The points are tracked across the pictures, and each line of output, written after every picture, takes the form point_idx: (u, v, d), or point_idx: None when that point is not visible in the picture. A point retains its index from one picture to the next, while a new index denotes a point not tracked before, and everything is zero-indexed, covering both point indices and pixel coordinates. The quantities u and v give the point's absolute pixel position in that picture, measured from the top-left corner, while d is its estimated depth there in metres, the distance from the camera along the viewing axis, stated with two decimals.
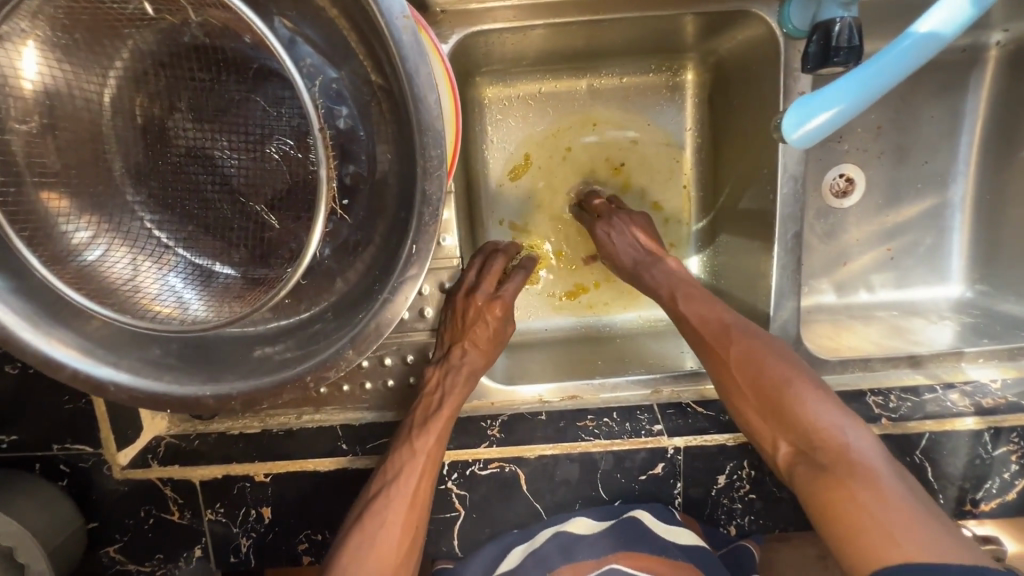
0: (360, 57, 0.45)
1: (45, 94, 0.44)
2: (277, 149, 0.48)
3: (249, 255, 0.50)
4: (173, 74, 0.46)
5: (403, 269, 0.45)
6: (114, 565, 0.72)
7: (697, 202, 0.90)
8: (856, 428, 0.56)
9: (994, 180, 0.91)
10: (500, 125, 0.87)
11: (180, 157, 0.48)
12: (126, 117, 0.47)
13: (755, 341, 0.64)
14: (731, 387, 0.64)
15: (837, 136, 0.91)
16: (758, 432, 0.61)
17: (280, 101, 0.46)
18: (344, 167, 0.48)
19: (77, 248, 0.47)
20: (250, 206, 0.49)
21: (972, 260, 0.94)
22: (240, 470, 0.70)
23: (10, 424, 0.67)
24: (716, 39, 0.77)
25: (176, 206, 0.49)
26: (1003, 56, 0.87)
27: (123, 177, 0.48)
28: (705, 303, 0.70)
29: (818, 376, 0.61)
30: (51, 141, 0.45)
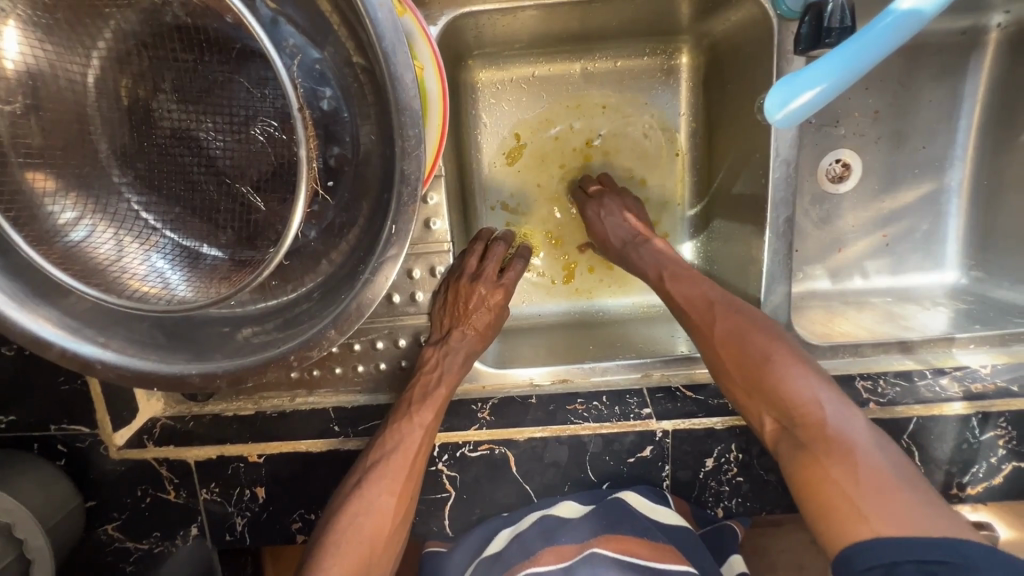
0: (341, 36, 0.44)
1: (28, 75, 0.44)
2: (261, 131, 0.48)
3: (236, 237, 0.51)
4: (157, 55, 0.46)
5: (385, 251, 0.46)
6: (112, 543, 0.73)
7: (691, 187, 0.90)
8: (837, 401, 0.57)
9: (992, 164, 0.90)
10: (494, 109, 0.86)
11: (165, 139, 0.48)
12: (111, 98, 0.47)
13: (738, 317, 0.65)
14: (714, 363, 0.65)
15: (835, 120, 0.90)
16: (745, 408, 0.63)
17: (263, 82, 0.46)
18: (330, 149, 0.49)
19: (64, 228, 0.47)
20: (235, 187, 0.49)
21: (968, 246, 0.94)
22: (234, 450, 0.71)
23: (9, 405, 0.68)
24: (711, 20, 0.76)
25: (162, 188, 0.49)
26: (1003, 39, 0.86)
27: (109, 158, 0.48)
28: (690, 282, 0.71)
29: (803, 351, 0.61)
30: (35, 122, 0.45)
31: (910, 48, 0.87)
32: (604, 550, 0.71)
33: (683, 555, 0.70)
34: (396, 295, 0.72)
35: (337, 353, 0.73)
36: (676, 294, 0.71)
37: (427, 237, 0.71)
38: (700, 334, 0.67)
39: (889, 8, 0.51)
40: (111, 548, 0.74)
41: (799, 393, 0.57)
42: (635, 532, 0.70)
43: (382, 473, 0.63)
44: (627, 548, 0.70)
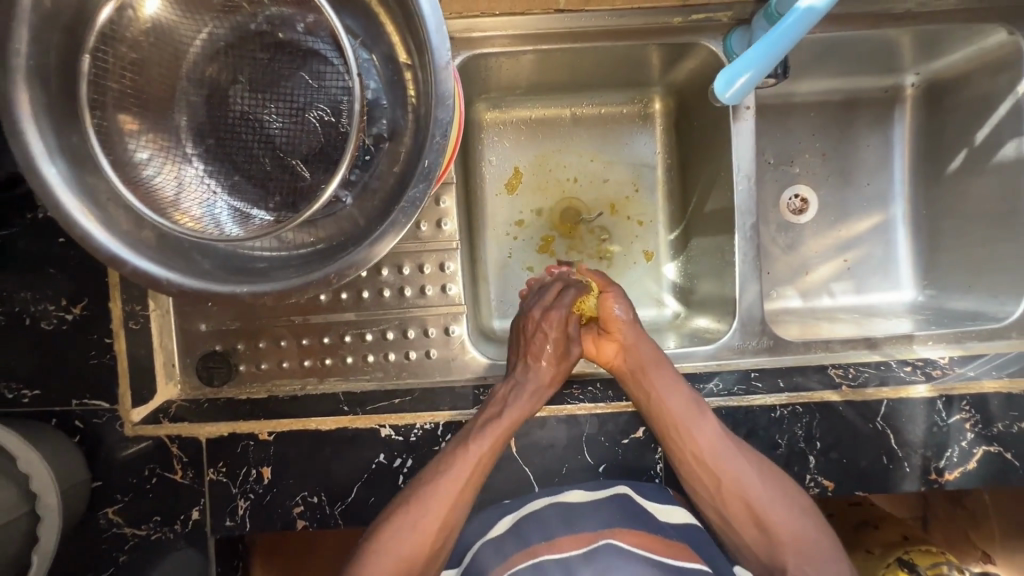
0: (389, 38, 0.57)
1: (139, 55, 0.55)
2: (315, 115, 0.59)
3: (283, 203, 0.60)
4: (239, 54, 0.58)
5: (416, 189, 0.54)
6: (110, 529, 0.73)
7: (669, 214, 1.02)
8: (807, 524, 0.66)
9: (928, 197, 1.04)
10: (497, 145, 1.01)
11: (235, 119, 0.59)
12: (197, 83, 0.58)
13: (726, 443, 0.69)
14: (723, 500, 0.69)
15: (789, 160, 1.06)
16: (731, 526, 0.70)
17: (322, 78, 0.58)
18: (370, 132, 0.59)
19: (143, 172, 0.57)
20: (287, 159, 0.59)
21: (919, 268, 1.05)
22: (244, 428, 0.74)
23: (37, 378, 0.72)
24: (674, 71, 0.91)
25: (227, 157, 0.59)
26: (919, 94, 1.01)
27: (186, 130, 0.58)
28: (674, 396, 0.71)
29: (780, 472, 0.69)
30: (139, 93, 0.56)
31: (844, 103, 1.04)
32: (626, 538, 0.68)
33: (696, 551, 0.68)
34: (407, 289, 0.81)
35: (349, 342, 0.81)
36: (676, 420, 0.70)
37: (438, 236, 0.81)
38: (693, 469, 0.70)
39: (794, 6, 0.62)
40: (108, 534, 0.73)
41: (787, 522, 0.66)
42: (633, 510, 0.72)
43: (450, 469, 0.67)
44: (648, 540, 0.68)
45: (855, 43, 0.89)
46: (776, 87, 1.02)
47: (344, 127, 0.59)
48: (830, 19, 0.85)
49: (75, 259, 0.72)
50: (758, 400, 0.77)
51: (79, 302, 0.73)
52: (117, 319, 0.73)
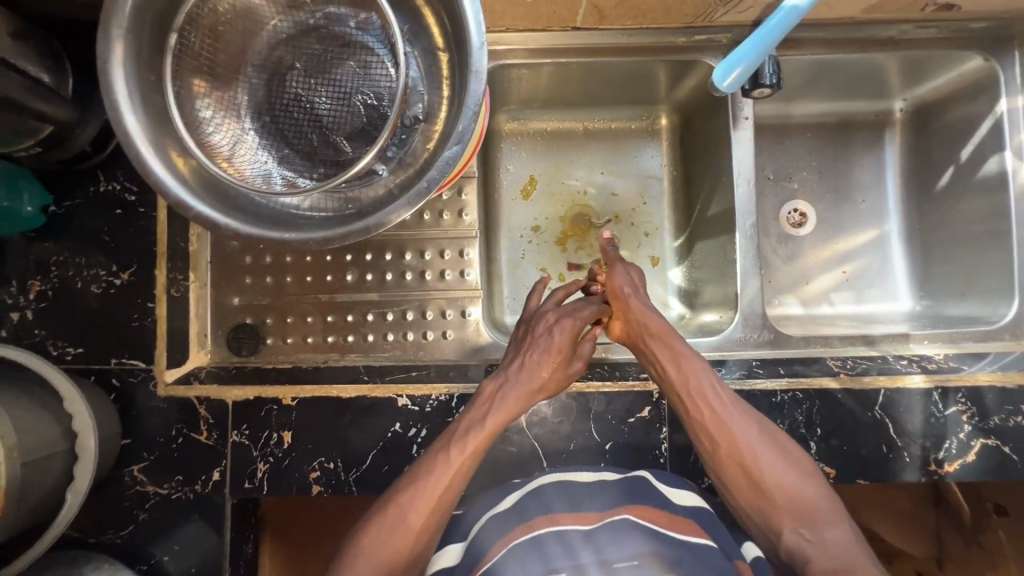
0: (431, 35, 0.66)
1: (216, 38, 0.64)
2: (360, 98, 0.66)
3: (325, 174, 0.66)
4: (301, 44, 0.67)
5: (450, 151, 0.60)
6: (134, 486, 0.76)
7: (674, 222, 1.08)
8: (806, 482, 0.68)
9: (921, 212, 1.09)
10: (515, 154, 1.09)
11: (290, 99, 0.67)
12: (260, 67, 0.66)
13: (725, 402, 0.72)
14: (724, 460, 0.70)
15: (787, 177, 1.13)
16: (730, 488, 0.70)
17: (370, 68, 0.66)
18: (408, 114, 0.66)
19: (208, 135, 0.64)
20: (332, 136, 0.67)
21: (915, 280, 1.09)
22: (271, 392, 0.78)
23: (81, 337, 0.78)
24: (678, 88, 1.00)
25: (280, 132, 0.67)
26: (907, 118, 1.09)
27: (247, 107, 0.66)
28: (678, 356, 0.74)
29: (776, 433, 0.72)
30: (212, 71, 0.65)
31: (839, 125, 1.12)
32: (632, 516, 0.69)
33: (704, 530, 0.68)
34: (428, 273, 0.87)
35: (371, 321, 0.86)
36: (679, 375, 0.73)
37: (459, 224, 0.88)
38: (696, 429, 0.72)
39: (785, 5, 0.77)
40: (131, 491, 0.76)
41: (786, 479, 0.68)
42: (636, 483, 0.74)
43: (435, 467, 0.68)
44: (653, 517, 0.69)
45: (844, 66, 0.98)
46: (774, 107, 1.10)
47: (386, 109, 0.66)
48: (820, 44, 0.94)
49: (129, 229, 0.79)
50: (758, 382, 0.81)
51: (128, 268, 0.79)
52: (161, 285, 0.80)
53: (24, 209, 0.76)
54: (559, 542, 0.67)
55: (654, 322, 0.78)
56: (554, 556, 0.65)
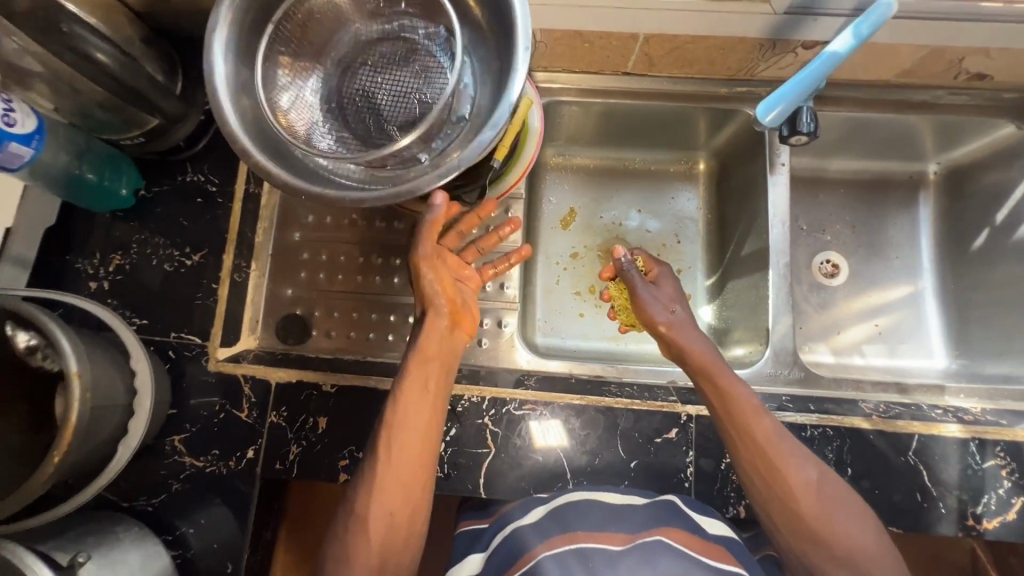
0: (488, 48, 0.74)
1: (303, 32, 0.73)
2: (417, 93, 0.74)
3: (372, 156, 0.73)
4: (377, 48, 0.75)
5: (486, 135, 0.65)
6: (172, 455, 0.79)
7: (707, 260, 1.11)
8: (864, 532, 0.62)
9: (955, 272, 1.10)
10: (558, 186, 1.16)
11: (357, 91, 0.75)
12: (337, 63, 0.75)
13: (780, 436, 0.68)
14: (775, 496, 0.65)
15: (821, 229, 1.16)
16: (779, 527, 0.65)
17: (432, 70, 0.74)
18: (457, 113, 0.71)
19: (278, 104, 0.72)
20: (387, 124, 0.74)
21: (951, 338, 1.09)
22: (312, 378, 0.81)
23: (147, 310, 0.84)
24: (718, 135, 1.06)
25: (343, 119, 0.74)
26: (941, 181, 1.13)
27: (319, 94, 0.75)
28: (731, 382, 0.72)
29: (833, 476, 0.67)
30: (296, 60, 0.74)
31: (873, 183, 1.16)
32: (669, 538, 0.66)
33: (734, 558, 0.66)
34: None
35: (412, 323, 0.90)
36: (736, 402, 0.70)
37: (503, 240, 0.94)
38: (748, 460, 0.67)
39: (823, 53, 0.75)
40: (169, 460, 0.79)
41: (843, 525, 0.62)
42: (664, 508, 0.72)
43: (393, 424, 0.68)
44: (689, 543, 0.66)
45: (878, 126, 1.04)
46: (809, 161, 1.15)
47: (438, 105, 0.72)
48: (855, 102, 1.00)
49: (206, 216, 0.87)
50: (788, 417, 0.81)
51: (199, 251, 0.86)
52: (226, 270, 0.86)
53: (120, 191, 0.84)
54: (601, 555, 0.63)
55: (699, 343, 0.77)
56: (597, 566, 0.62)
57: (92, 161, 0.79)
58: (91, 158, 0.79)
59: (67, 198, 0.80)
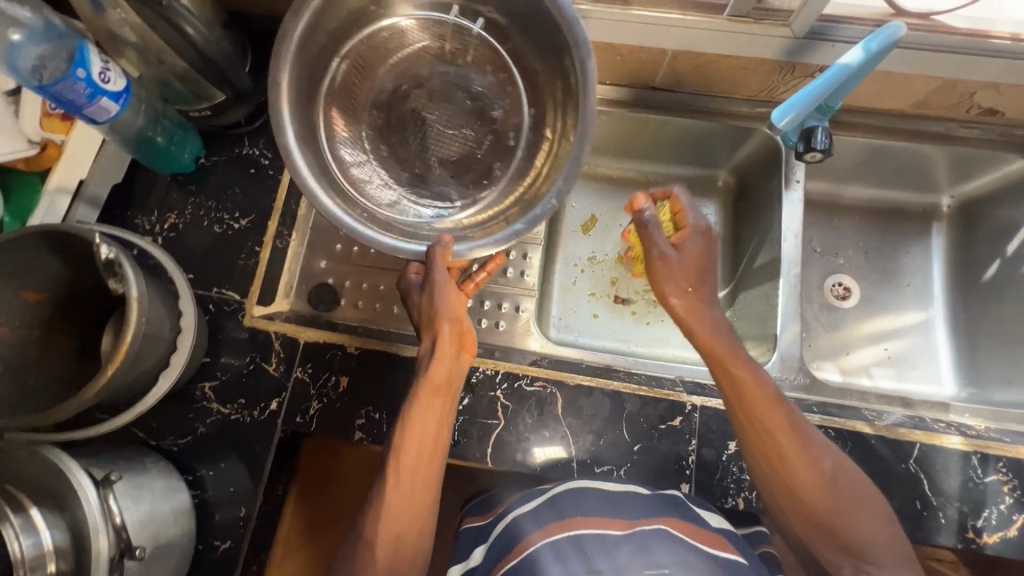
0: (542, 114, 0.82)
1: (380, 46, 0.80)
2: (463, 134, 0.83)
3: (410, 184, 0.82)
4: (442, 75, 0.82)
5: (518, 227, 0.74)
6: (201, 400, 0.84)
7: (721, 272, 1.15)
8: (871, 520, 0.65)
9: (966, 302, 1.12)
10: (580, 191, 1.21)
11: (408, 113, 0.82)
12: (397, 80, 0.82)
13: (794, 426, 0.69)
14: (785, 486, 0.68)
15: (834, 253, 1.19)
16: (788, 516, 0.68)
17: (484, 113, 0.83)
18: (496, 168, 0.83)
19: (337, 124, 0.81)
20: (428, 158, 0.83)
21: (961, 367, 1.10)
22: (338, 339, 0.87)
23: (194, 265, 0.91)
24: (738, 152, 1.11)
25: (388, 139, 0.83)
26: (954, 213, 1.16)
27: (372, 112, 0.83)
28: (751, 369, 0.72)
29: (848, 465, 0.69)
30: (363, 77, 0.81)
31: (887, 211, 1.20)
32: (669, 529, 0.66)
33: (732, 547, 0.67)
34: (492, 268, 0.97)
35: None
36: (752, 393, 0.71)
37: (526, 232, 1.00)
38: (762, 451, 0.69)
39: (835, 65, 0.80)
40: (198, 405, 0.84)
41: (852, 517, 0.65)
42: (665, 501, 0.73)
43: (410, 428, 0.71)
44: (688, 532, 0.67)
45: (891, 154, 1.08)
46: (824, 186, 1.20)
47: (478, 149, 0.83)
48: (871, 129, 1.05)
49: (256, 186, 0.95)
50: None
51: (247, 216, 0.93)
52: (270, 235, 0.93)
53: (183, 156, 0.91)
54: (597, 541, 0.63)
55: (711, 317, 0.77)
56: (593, 554, 0.62)
57: (165, 126, 0.87)
58: (164, 124, 0.87)
59: (136, 157, 0.87)
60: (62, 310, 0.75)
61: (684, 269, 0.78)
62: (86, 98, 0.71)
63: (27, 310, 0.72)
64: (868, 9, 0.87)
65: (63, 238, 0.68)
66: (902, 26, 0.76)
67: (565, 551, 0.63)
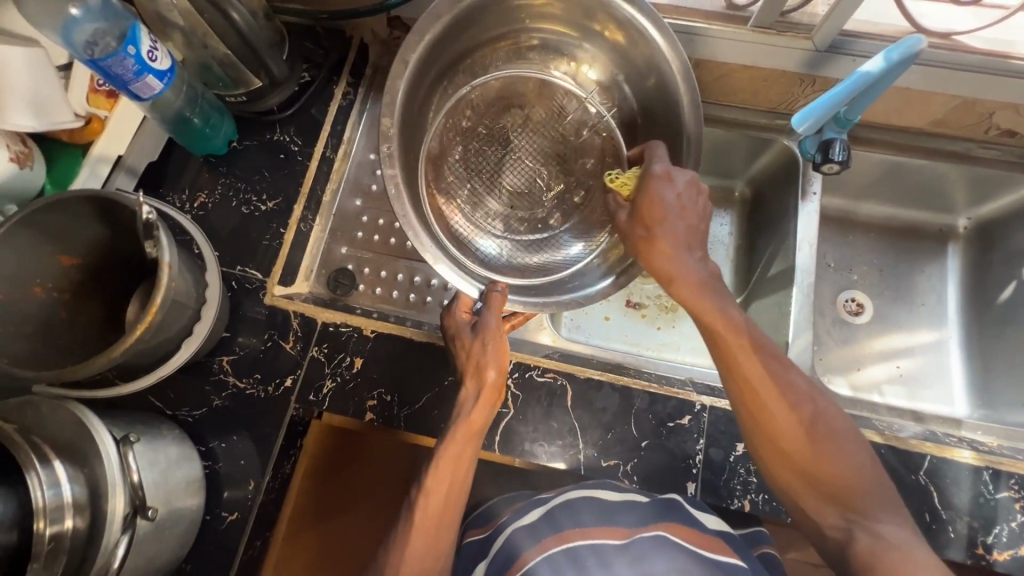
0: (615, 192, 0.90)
1: (510, 87, 0.89)
2: (535, 177, 0.90)
3: (476, 209, 0.90)
4: (550, 128, 0.91)
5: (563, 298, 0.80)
6: (218, 373, 0.86)
7: (734, 281, 1.15)
8: (856, 456, 0.64)
9: (980, 323, 1.12)
10: None
11: (492, 149, 0.90)
12: (502, 118, 0.90)
13: (777, 370, 0.67)
14: (767, 433, 0.66)
15: (848, 268, 1.20)
16: (774, 465, 0.67)
17: (563, 159, 0.91)
18: (554, 220, 0.91)
19: (439, 142, 0.88)
20: (498, 191, 0.90)
21: (974, 388, 1.09)
22: (354, 322, 0.89)
23: (220, 243, 0.93)
24: (756, 163, 1.12)
25: (469, 163, 0.90)
26: (970, 234, 1.16)
27: (467, 138, 0.90)
28: (728, 315, 0.68)
29: (830, 403, 0.67)
30: (476, 108, 0.89)
31: (902, 229, 1.20)
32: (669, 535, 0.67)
33: (732, 551, 0.67)
34: None
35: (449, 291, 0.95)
36: (731, 341, 0.67)
37: None
38: (747, 404, 0.67)
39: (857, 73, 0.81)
40: (215, 377, 0.86)
41: (836, 460, 0.63)
42: (662, 504, 0.73)
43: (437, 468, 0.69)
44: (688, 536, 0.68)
45: (909, 172, 1.09)
46: (840, 202, 1.21)
47: (545, 192, 0.91)
48: (889, 146, 1.07)
49: (285, 170, 0.98)
50: None
51: (274, 199, 0.96)
52: (295, 218, 0.95)
53: (217, 140, 0.95)
54: (594, 553, 0.64)
55: (697, 272, 0.69)
56: (590, 565, 0.63)
57: (202, 109, 0.90)
58: (202, 106, 0.90)
59: (173, 135, 0.91)
60: (93, 275, 0.78)
61: (682, 205, 0.70)
62: (134, 73, 0.75)
63: (61, 273, 0.75)
64: (893, 26, 0.88)
65: (102, 203, 0.71)
66: (921, 38, 0.75)
67: (561, 565, 0.64)
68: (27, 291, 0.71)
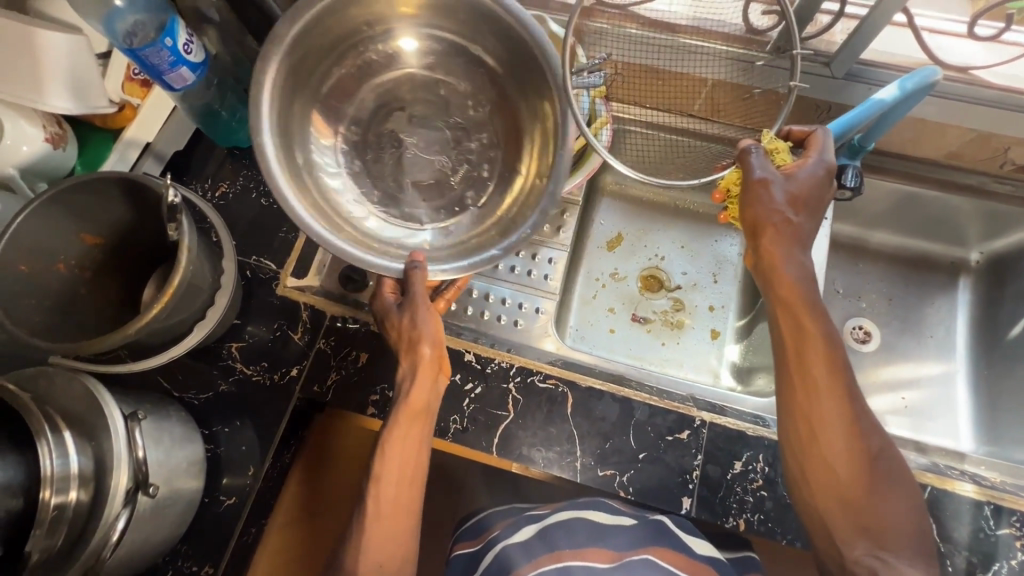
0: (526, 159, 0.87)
1: (378, 66, 0.88)
2: (442, 163, 0.89)
3: (381, 202, 0.87)
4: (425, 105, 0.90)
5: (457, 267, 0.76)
6: (227, 359, 0.88)
7: (741, 301, 1.15)
8: (896, 495, 0.66)
9: (988, 358, 1.11)
10: (608, 208, 1.22)
11: (390, 138, 0.89)
12: (390, 105, 0.90)
13: (848, 397, 0.67)
14: (816, 456, 0.67)
15: (856, 295, 1.19)
16: (812, 488, 0.68)
17: (461, 143, 0.90)
18: (467, 200, 0.88)
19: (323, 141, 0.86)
20: (402, 180, 0.88)
21: (980, 423, 1.07)
22: (362, 317, 0.90)
23: (237, 232, 0.96)
24: None
25: (362, 155, 0.88)
26: (981, 269, 1.15)
27: (359, 128, 0.89)
28: (824, 337, 0.68)
29: (887, 441, 0.69)
30: (358, 99, 0.89)
31: (913, 259, 1.20)
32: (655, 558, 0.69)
33: None
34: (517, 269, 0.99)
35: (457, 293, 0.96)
36: (815, 358, 0.67)
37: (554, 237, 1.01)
38: (807, 421, 0.67)
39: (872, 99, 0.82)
40: (223, 362, 0.88)
41: (879, 495, 0.65)
42: (652, 527, 0.73)
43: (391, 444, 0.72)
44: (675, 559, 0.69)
45: (922, 203, 1.10)
46: (852, 230, 1.21)
47: (451, 181, 0.89)
48: (902, 176, 1.07)
49: None
50: None
51: None
52: None
53: (243, 133, 0.99)
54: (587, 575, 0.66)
55: (798, 267, 0.71)
56: None
57: (230, 102, 0.95)
58: (230, 100, 0.95)
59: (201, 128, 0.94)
60: (115, 255, 0.80)
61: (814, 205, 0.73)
62: (169, 64, 0.78)
63: (85, 250, 0.77)
64: (909, 58, 0.90)
65: (128, 184, 0.73)
66: (935, 71, 0.79)
67: None
68: (51, 266, 0.74)
